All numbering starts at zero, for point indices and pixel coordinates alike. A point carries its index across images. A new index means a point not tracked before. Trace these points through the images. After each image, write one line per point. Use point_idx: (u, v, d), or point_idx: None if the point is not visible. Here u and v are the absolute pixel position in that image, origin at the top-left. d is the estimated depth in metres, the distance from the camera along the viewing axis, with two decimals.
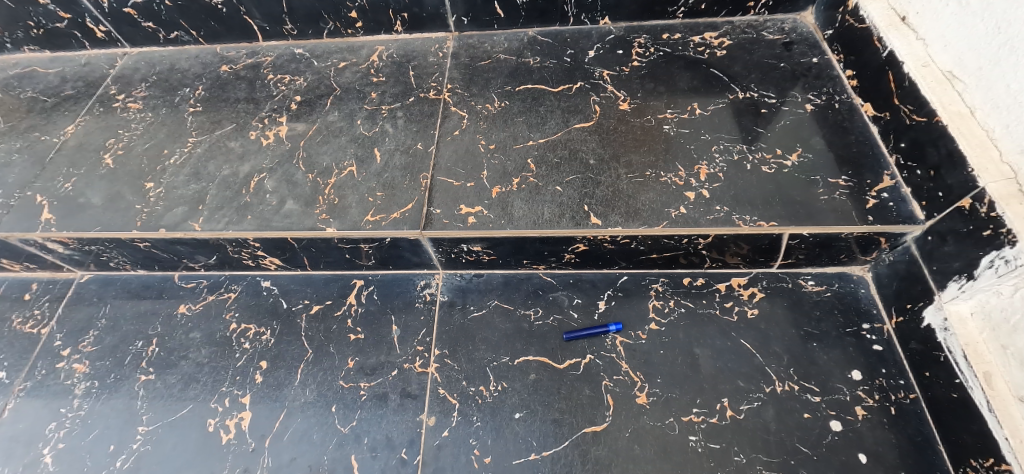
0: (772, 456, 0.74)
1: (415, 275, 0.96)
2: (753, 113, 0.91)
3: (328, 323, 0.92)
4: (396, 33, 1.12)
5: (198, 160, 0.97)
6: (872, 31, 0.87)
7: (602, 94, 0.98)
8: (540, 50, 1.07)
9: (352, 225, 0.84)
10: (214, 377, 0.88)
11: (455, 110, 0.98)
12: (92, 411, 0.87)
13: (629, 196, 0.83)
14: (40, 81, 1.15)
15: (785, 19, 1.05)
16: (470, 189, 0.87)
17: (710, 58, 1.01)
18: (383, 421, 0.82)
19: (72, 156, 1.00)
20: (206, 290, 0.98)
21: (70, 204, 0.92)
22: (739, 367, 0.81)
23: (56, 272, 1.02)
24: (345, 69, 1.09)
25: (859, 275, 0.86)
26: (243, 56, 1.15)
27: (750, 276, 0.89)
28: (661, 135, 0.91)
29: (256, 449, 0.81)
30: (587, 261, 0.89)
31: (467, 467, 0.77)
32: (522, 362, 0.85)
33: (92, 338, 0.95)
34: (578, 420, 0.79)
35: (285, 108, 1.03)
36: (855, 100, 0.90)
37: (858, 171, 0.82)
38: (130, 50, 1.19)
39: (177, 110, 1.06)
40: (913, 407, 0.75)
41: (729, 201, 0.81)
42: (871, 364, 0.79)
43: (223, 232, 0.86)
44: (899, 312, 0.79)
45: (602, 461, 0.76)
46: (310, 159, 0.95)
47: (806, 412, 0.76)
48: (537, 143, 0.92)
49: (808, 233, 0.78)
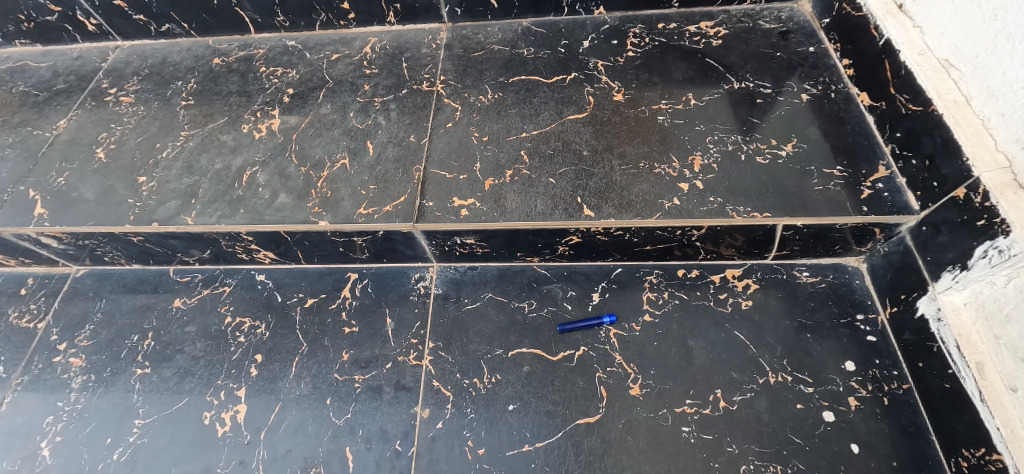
0: (764, 446, 0.74)
1: (410, 268, 0.96)
2: (748, 104, 0.90)
3: (323, 316, 0.92)
4: (390, 24, 1.12)
5: (191, 153, 0.97)
6: (870, 19, 0.86)
7: (596, 85, 0.97)
8: (535, 41, 1.06)
9: (345, 219, 0.84)
10: (209, 370, 0.89)
11: (448, 102, 0.97)
12: (89, 404, 0.88)
13: (623, 188, 0.83)
14: (32, 75, 1.15)
15: (782, 8, 1.04)
16: (463, 182, 0.86)
17: (706, 48, 1.00)
18: (377, 414, 0.82)
19: (66, 150, 1.00)
20: (201, 284, 0.98)
21: (64, 199, 0.92)
22: (733, 358, 0.81)
23: (52, 266, 1.02)
24: (338, 61, 1.08)
25: (855, 266, 0.86)
26: (235, 48, 1.14)
27: (745, 268, 0.89)
28: (656, 125, 0.90)
29: (252, 441, 0.81)
30: (582, 253, 0.89)
31: (461, 459, 0.77)
32: (516, 354, 0.85)
33: (89, 332, 0.95)
34: (572, 411, 0.79)
35: (278, 101, 1.03)
36: (852, 90, 0.89)
37: (854, 161, 0.81)
38: (122, 43, 1.18)
39: (169, 103, 1.05)
40: (906, 397, 0.75)
41: (723, 191, 0.81)
42: (865, 355, 0.79)
43: (216, 226, 0.86)
44: (894, 302, 0.79)
45: (596, 451, 0.76)
46: (303, 152, 0.94)
47: (799, 403, 0.76)
48: (531, 135, 0.91)
49: (802, 224, 0.78)
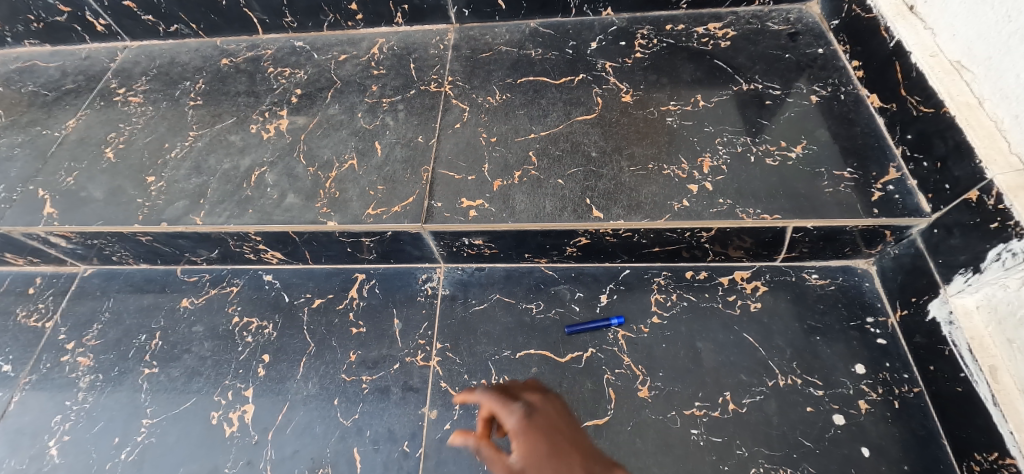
0: (774, 450, 0.74)
1: (417, 269, 0.96)
2: (757, 106, 0.90)
3: (330, 317, 0.92)
4: (397, 25, 1.12)
5: (199, 154, 0.97)
6: (880, 20, 0.85)
7: (605, 86, 0.97)
8: (542, 42, 1.06)
9: (353, 219, 0.84)
10: (217, 370, 0.89)
11: (456, 102, 0.97)
12: (97, 403, 0.88)
13: (632, 189, 0.83)
14: (40, 75, 1.15)
15: (791, 10, 1.03)
16: (471, 182, 0.86)
17: (715, 49, 0.99)
18: (384, 414, 0.82)
19: (75, 150, 1.00)
20: (208, 284, 0.98)
21: (73, 198, 0.92)
22: (742, 361, 0.81)
23: (60, 266, 1.03)
24: (346, 62, 1.08)
25: (864, 269, 0.86)
26: (243, 49, 1.14)
27: (754, 269, 0.88)
28: (664, 127, 0.90)
29: (259, 442, 0.81)
30: (590, 254, 0.89)
31: (468, 460, 0.77)
32: (524, 355, 0.85)
33: (97, 332, 0.95)
34: (580, 413, 0.79)
35: (286, 101, 1.03)
36: (862, 92, 0.88)
37: (864, 163, 0.81)
38: (130, 44, 1.18)
39: (178, 103, 1.06)
40: (917, 401, 0.75)
41: (732, 193, 0.81)
42: (875, 358, 0.78)
43: (224, 226, 0.86)
44: (904, 305, 0.79)
45: (604, 453, 0.76)
46: (311, 153, 0.94)
47: (808, 406, 0.76)
48: (539, 135, 0.91)
49: (812, 226, 0.77)
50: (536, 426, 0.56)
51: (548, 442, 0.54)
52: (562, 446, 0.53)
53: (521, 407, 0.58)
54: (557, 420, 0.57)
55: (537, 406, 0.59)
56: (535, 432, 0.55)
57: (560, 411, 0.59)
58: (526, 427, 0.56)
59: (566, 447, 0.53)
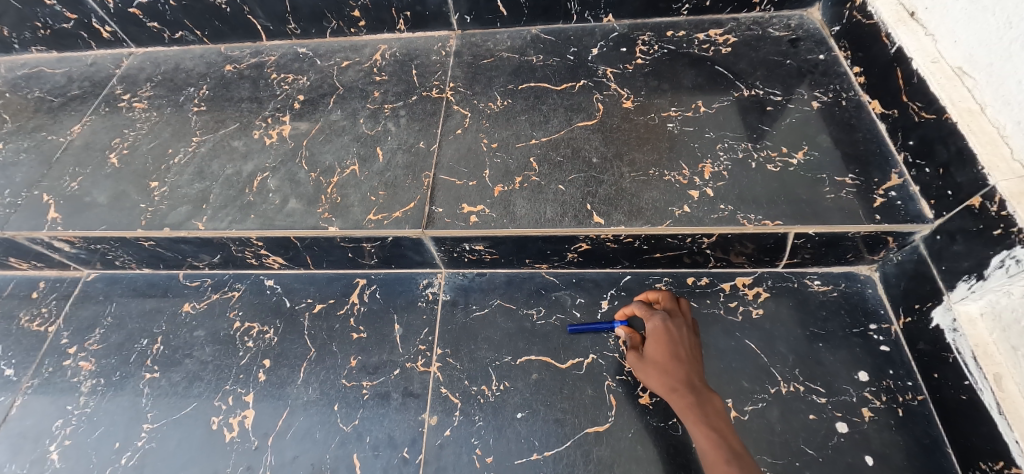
0: (777, 458, 0.73)
1: (417, 274, 0.96)
2: (758, 111, 0.90)
3: (331, 322, 0.92)
4: (399, 31, 1.12)
5: (202, 159, 0.97)
6: (881, 27, 0.85)
7: (606, 92, 0.97)
8: (544, 48, 1.06)
9: (354, 224, 0.84)
10: (218, 375, 0.89)
11: (457, 108, 0.98)
12: (98, 408, 0.88)
13: (633, 195, 0.83)
14: (47, 81, 1.16)
15: (791, 16, 1.03)
16: (472, 188, 0.86)
17: (716, 55, 1.00)
18: (384, 420, 0.82)
19: (79, 155, 1.01)
20: (210, 288, 0.99)
21: (77, 204, 0.93)
22: (744, 367, 0.80)
23: (64, 270, 1.03)
24: (348, 68, 1.09)
25: (867, 275, 0.85)
26: (247, 55, 1.15)
27: (756, 275, 0.88)
28: (665, 132, 0.90)
29: (259, 447, 0.81)
30: (590, 260, 0.89)
31: (468, 467, 0.77)
32: (524, 361, 0.84)
33: (99, 336, 0.95)
34: (581, 419, 0.79)
35: (289, 107, 1.03)
36: (864, 98, 0.88)
37: (866, 169, 0.80)
38: (136, 50, 1.20)
39: (182, 109, 1.06)
40: (921, 408, 0.74)
41: (734, 199, 0.80)
42: (879, 365, 0.78)
43: (226, 231, 0.86)
44: (908, 312, 0.78)
45: (605, 460, 0.75)
46: (313, 158, 0.95)
47: (811, 413, 0.75)
48: (540, 141, 0.91)
49: (814, 232, 0.77)
50: (667, 330, 0.75)
51: (671, 341, 0.74)
52: (679, 350, 0.74)
53: (662, 313, 0.77)
54: (683, 332, 0.75)
55: (676, 319, 0.76)
56: (660, 334, 0.75)
57: (689, 327, 0.77)
58: (660, 329, 0.75)
59: (685, 351, 0.74)
